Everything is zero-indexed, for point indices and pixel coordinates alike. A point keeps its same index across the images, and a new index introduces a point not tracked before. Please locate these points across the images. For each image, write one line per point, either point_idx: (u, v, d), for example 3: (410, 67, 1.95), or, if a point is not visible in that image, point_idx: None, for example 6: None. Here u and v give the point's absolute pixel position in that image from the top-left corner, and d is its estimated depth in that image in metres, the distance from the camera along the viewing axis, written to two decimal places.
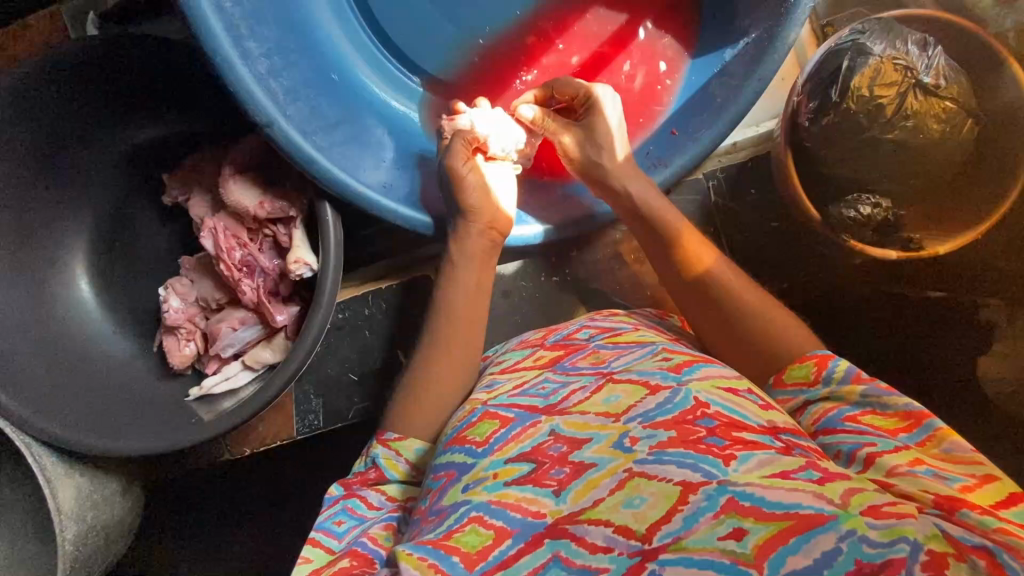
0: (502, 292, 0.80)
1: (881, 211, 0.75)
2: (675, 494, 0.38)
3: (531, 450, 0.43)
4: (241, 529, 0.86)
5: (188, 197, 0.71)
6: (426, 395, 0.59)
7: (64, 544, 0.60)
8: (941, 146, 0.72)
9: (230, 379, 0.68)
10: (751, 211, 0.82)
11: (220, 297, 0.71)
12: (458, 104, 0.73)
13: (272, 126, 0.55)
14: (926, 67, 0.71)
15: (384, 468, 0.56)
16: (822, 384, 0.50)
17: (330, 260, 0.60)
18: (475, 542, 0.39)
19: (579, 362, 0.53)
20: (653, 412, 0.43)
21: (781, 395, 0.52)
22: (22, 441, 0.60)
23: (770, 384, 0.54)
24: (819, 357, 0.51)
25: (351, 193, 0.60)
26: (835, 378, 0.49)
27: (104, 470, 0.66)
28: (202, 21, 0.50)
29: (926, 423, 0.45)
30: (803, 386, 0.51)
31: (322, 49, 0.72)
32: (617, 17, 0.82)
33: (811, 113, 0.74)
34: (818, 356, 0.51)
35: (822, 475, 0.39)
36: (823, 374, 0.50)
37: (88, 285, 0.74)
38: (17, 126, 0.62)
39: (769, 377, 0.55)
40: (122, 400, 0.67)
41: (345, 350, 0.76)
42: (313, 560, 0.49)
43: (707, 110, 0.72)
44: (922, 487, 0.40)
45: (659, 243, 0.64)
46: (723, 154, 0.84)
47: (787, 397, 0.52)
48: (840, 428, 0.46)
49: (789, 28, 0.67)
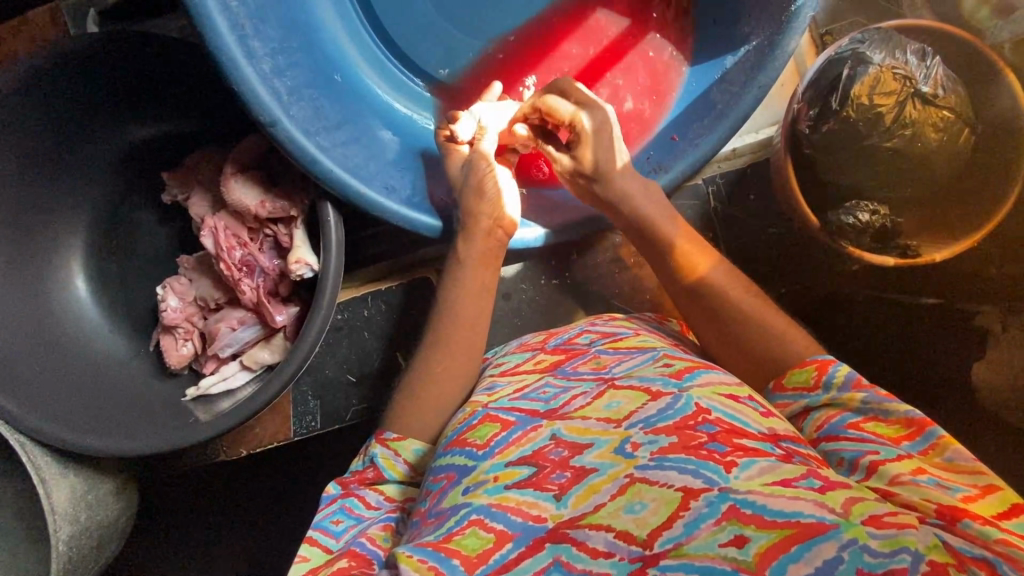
0: (503, 295, 0.80)
1: (879, 218, 0.76)
2: (676, 500, 0.38)
3: (531, 454, 0.43)
4: (236, 528, 0.86)
5: (188, 197, 0.70)
6: (425, 396, 0.59)
7: (58, 544, 0.60)
8: (941, 154, 0.73)
9: (227, 380, 0.68)
10: (749, 217, 0.83)
11: (218, 296, 0.71)
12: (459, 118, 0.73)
13: (275, 126, 0.55)
14: (924, 77, 0.71)
15: (383, 468, 0.56)
16: (822, 390, 0.50)
17: (331, 262, 0.60)
18: (476, 545, 0.38)
19: (580, 367, 0.53)
20: (654, 417, 0.43)
21: (780, 400, 0.52)
22: (16, 440, 0.60)
23: (769, 388, 0.54)
24: (819, 362, 0.52)
25: (353, 193, 0.60)
26: (835, 383, 0.50)
27: (97, 470, 0.66)
28: (209, 19, 0.50)
29: (927, 431, 0.45)
30: (803, 391, 0.51)
31: (326, 50, 0.72)
32: (618, 23, 0.82)
33: (811, 120, 0.75)
34: (819, 362, 0.52)
35: (824, 484, 0.39)
36: (823, 379, 0.50)
37: (83, 284, 0.74)
38: (14, 122, 0.61)
39: (770, 382, 0.55)
40: (117, 399, 0.66)
41: (345, 351, 0.76)
42: (311, 559, 0.49)
43: (708, 116, 0.72)
44: (924, 496, 0.41)
45: (653, 248, 0.65)
46: (723, 160, 0.84)
47: (786, 401, 0.52)
48: (843, 435, 0.46)
49: (789, 37, 0.67)
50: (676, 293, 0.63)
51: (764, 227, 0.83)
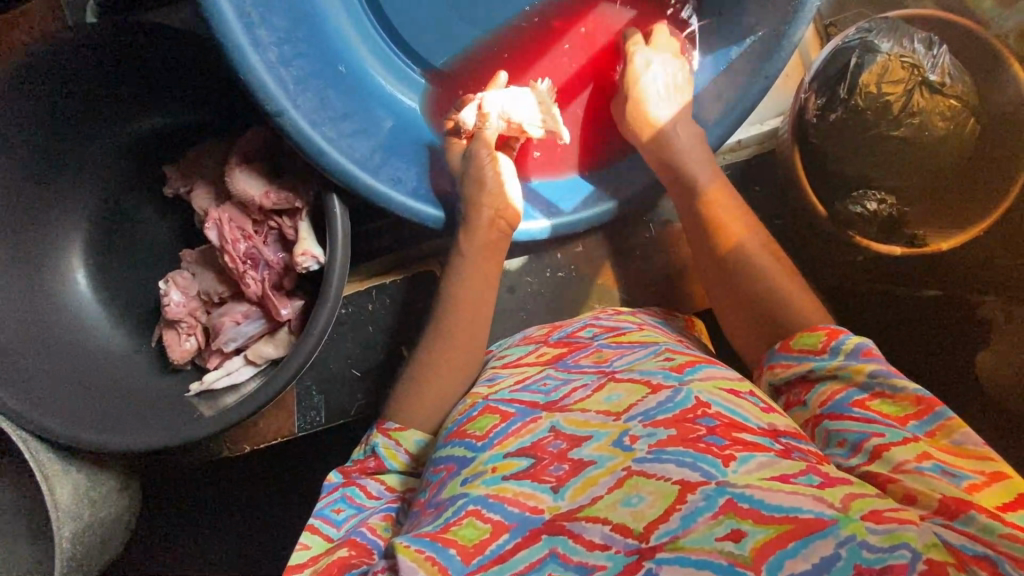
0: (507, 288, 0.80)
1: (887, 207, 0.76)
2: (674, 493, 0.38)
3: (530, 446, 0.43)
4: (241, 518, 0.86)
5: (191, 190, 0.71)
6: (426, 389, 0.60)
7: (61, 541, 0.60)
8: (947, 143, 0.72)
9: (231, 374, 0.68)
10: (755, 207, 0.82)
11: (222, 290, 0.71)
12: (466, 120, 0.71)
13: (282, 116, 0.55)
14: (932, 66, 0.71)
15: (384, 459, 0.56)
16: (830, 354, 0.50)
17: (337, 253, 0.60)
18: (473, 536, 0.39)
19: (581, 360, 0.53)
20: (653, 410, 0.43)
21: (785, 360, 0.52)
22: (18, 436, 0.60)
23: (774, 349, 0.54)
24: (830, 330, 0.51)
25: (361, 185, 0.61)
26: (844, 350, 0.49)
27: (101, 467, 0.67)
28: (215, 4, 0.50)
29: (936, 412, 0.45)
30: (811, 354, 0.51)
31: (331, 41, 0.72)
32: (626, 12, 0.82)
33: (820, 108, 0.74)
34: (829, 329, 0.51)
35: (823, 480, 0.39)
36: (832, 345, 0.50)
37: (84, 278, 0.74)
38: (12, 114, 0.62)
39: (776, 343, 0.54)
40: (119, 393, 0.67)
41: (349, 346, 0.77)
42: (312, 547, 0.50)
43: (715, 104, 0.73)
44: (929, 486, 0.41)
45: None
46: (728, 151, 0.82)
47: (790, 362, 0.52)
48: (847, 414, 0.46)
49: (796, 27, 0.67)
50: (709, 270, 0.64)
51: (769, 217, 0.82)
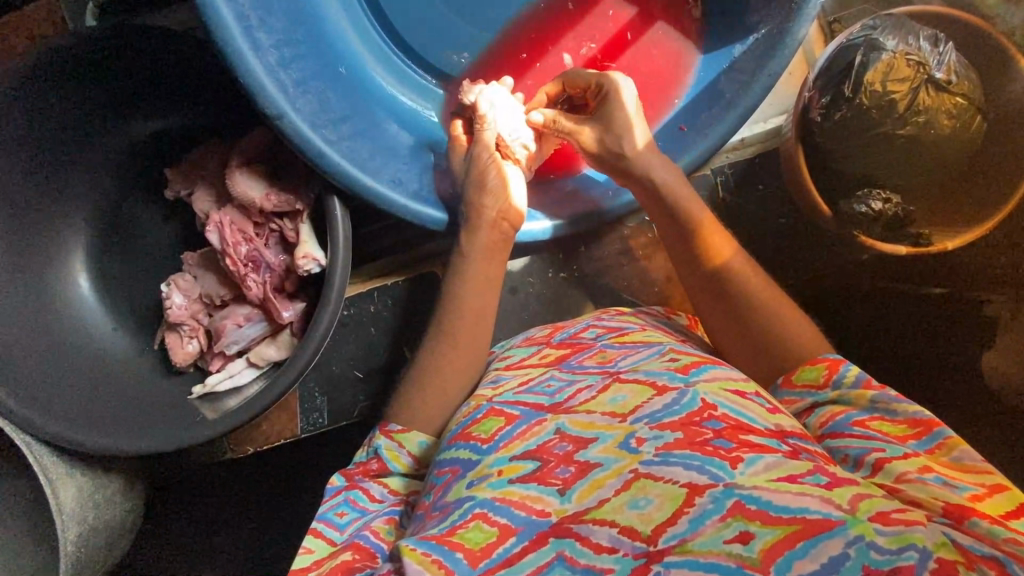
0: (510, 288, 0.79)
1: (892, 207, 0.74)
2: (681, 496, 0.38)
3: (536, 449, 0.43)
4: (245, 519, 0.86)
5: (192, 193, 0.70)
6: (429, 391, 0.60)
7: (66, 545, 0.60)
8: (952, 141, 0.72)
9: (234, 377, 0.68)
10: (759, 206, 0.82)
11: (224, 293, 0.71)
12: (460, 126, 0.72)
13: (281, 119, 0.55)
14: (938, 64, 0.70)
15: (387, 460, 0.56)
16: (831, 387, 0.50)
17: (338, 256, 0.59)
18: (479, 539, 0.38)
19: (585, 361, 0.53)
20: (660, 413, 0.43)
21: (787, 396, 0.52)
22: (23, 440, 0.60)
23: (777, 383, 0.54)
24: (830, 361, 0.52)
25: (361, 187, 0.60)
26: (845, 382, 0.50)
27: (105, 470, 0.66)
28: (212, 8, 0.50)
29: (935, 432, 0.45)
30: (812, 388, 0.51)
31: (331, 42, 0.72)
32: (628, 10, 0.81)
33: (823, 108, 0.73)
34: (829, 360, 0.52)
35: (830, 480, 0.39)
36: (833, 378, 0.50)
37: (87, 282, 0.74)
38: (15, 118, 0.62)
39: (778, 378, 0.55)
40: (120, 397, 0.67)
41: (351, 348, 0.76)
42: (315, 551, 0.49)
43: (715, 106, 0.73)
44: (931, 494, 0.40)
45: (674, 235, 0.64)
46: (731, 150, 0.82)
47: (794, 398, 0.52)
48: (847, 432, 0.46)
49: (800, 24, 0.67)
50: (697, 280, 0.63)
51: (773, 217, 0.82)
